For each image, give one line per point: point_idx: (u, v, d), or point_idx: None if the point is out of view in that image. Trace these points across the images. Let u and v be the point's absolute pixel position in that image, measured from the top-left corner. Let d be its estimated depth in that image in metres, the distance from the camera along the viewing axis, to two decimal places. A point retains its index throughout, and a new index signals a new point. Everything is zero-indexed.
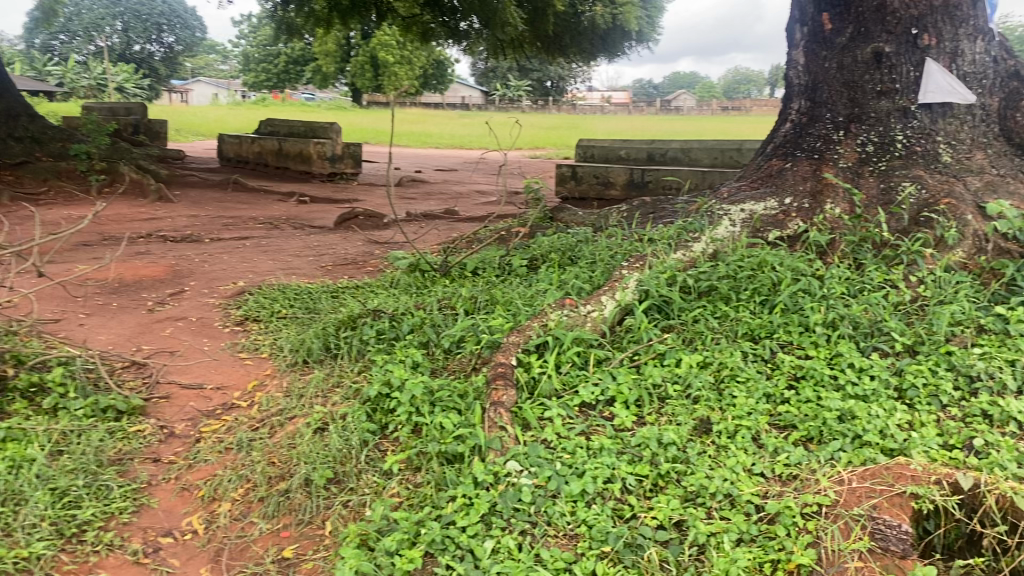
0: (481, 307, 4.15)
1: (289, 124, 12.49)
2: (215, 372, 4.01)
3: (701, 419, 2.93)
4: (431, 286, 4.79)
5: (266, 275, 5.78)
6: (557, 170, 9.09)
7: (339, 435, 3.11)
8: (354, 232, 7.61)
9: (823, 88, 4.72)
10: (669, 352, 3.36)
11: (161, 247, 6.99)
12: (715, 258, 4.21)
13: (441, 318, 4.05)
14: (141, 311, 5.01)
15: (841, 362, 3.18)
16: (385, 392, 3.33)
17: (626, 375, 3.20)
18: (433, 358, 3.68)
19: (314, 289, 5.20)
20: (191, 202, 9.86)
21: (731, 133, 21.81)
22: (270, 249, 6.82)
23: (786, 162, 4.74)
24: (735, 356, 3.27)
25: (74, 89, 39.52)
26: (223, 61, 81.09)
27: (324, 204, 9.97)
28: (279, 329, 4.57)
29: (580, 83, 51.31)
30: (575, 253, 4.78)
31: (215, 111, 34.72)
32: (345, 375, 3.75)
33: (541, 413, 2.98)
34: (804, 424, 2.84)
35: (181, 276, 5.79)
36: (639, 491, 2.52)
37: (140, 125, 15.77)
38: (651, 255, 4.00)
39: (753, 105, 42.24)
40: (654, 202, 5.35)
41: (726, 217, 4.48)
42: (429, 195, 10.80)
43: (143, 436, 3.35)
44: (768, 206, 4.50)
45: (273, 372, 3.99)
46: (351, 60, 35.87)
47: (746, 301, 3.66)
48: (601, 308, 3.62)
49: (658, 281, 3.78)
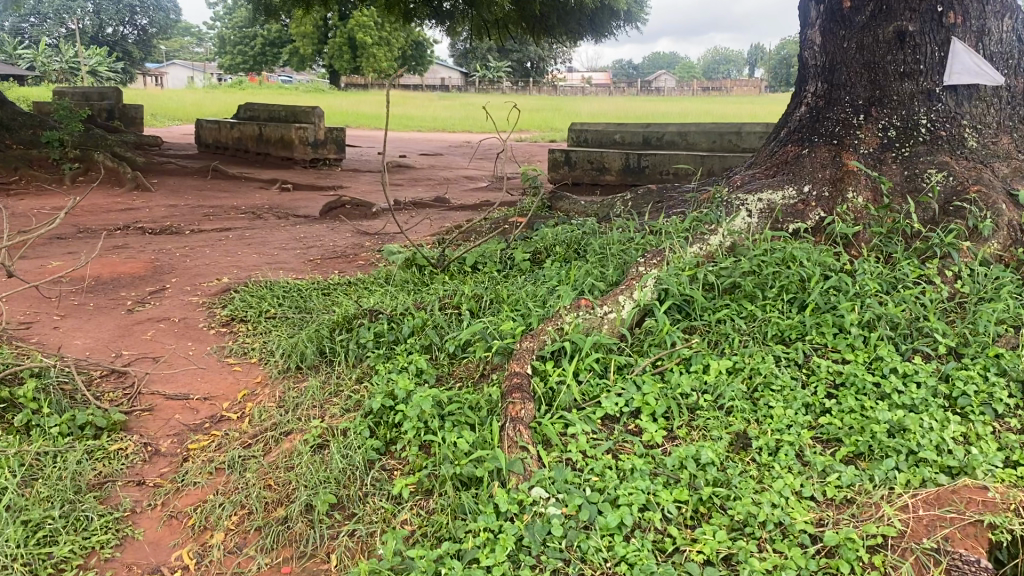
0: (487, 307, 3.90)
1: (269, 108, 12.12)
2: (203, 381, 3.73)
3: (738, 433, 2.70)
4: (430, 283, 4.54)
5: (252, 271, 5.50)
6: (549, 155, 8.84)
7: (341, 455, 2.84)
8: (341, 222, 7.33)
9: (841, 69, 4.46)
10: (695, 357, 3.12)
11: (139, 240, 6.68)
12: (733, 253, 3.97)
13: (444, 319, 3.80)
14: (120, 312, 4.71)
15: (883, 367, 2.95)
16: (389, 404, 3.07)
17: (651, 383, 2.95)
18: (438, 364, 3.43)
19: (304, 286, 4.92)
20: (169, 191, 9.51)
21: (715, 115, 21.74)
22: (255, 241, 6.53)
23: (803, 149, 4.49)
24: (767, 363, 3.03)
25: (46, 73, 38.79)
26: (198, 44, 80.11)
27: (308, 191, 9.68)
28: (269, 331, 4.28)
29: (559, 63, 51.05)
30: (581, 247, 4.55)
31: (190, 95, 34.12)
32: (343, 383, 3.49)
33: (563, 429, 2.73)
34: (851, 438, 2.61)
35: (161, 272, 5.49)
36: (679, 519, 2.29)
37: (113, 110, 15.31)
38: (668, 249, 3.75)
39: (734, 86, 42.20)
40: (660, 190, 5.12)
41: (743, 207, 4.24)
42: (416, 181, 10.51)
43: (126, 456, 3.07)
44: (787, 196, 4.25)
45: (264, 380, 3.73)
46: (329, 42, 35.33)
47: (772, 300, 3.42)
48: (619, 310, 3.38)
49: (678, 278, 3.54)
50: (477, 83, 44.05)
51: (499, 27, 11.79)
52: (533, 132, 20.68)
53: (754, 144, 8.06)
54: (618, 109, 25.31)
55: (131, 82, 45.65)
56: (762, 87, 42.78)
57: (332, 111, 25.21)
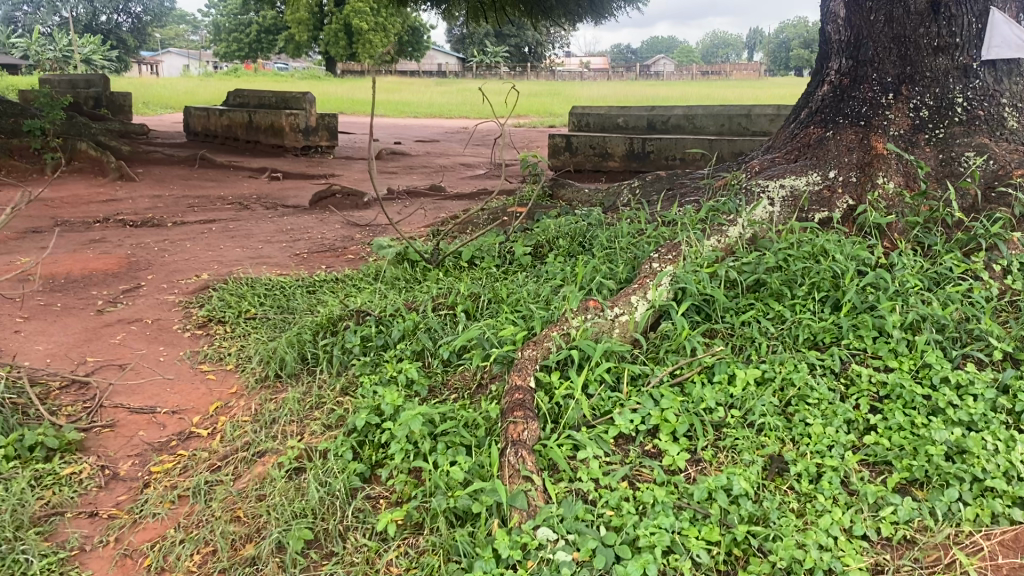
0: (484, 309, 3.56)
1: (258, 95, 11.72)
2: (173, 391, 3.38)
3: (772, 456, 2.37)
4: (423, 280, 4.21)
5: (233, 266, 5.15)
6: (549, 140, 8.48)
7: (319, 483, 2.50)
8: (332, 213, 6.98)
9: (867, 44, 4.10)
10: (718, 366, 2.78)
11: (117, 233, 6.33)
12: (754, 245, 3.62)
13: (437, 322, 3.47)
14: (89, 313, 4.36)
15: (932, 377, 2.61)
16: (375, 421, 2.73)
17: (671, 396, 2.62)
18: (430, 373, 3.10)
19: (287, 283, 4.58)
20: (155, 180, 9.15)
21: (715, 99, 21.40)
22: (240, 234, 6.18)
23: (827, 131, 4.13)
24: (802, 372, 2.68)
25: (40, 61, 38.34)
26: (194, 32, 79.55)
27: (298, 180, 9.33)
28: (248, 334, 3.93)
29: (557, 48, 50.54)
30: (586, 239, 4.21)
31: (185, 83, 33.66)
32: (326, 394, 3.15)
33: (572, 453, 2.39)
34: (904, 462, 2.27)
35: (137, 268, 5.15)
36: (712, 565, 1.96)
37: (101, 98, 14.92)
38: (684, 243, 3.39)
39: (733, 71, 41.69)
40: (670, 176, 4.78)
41: (763, 195, 3.89)
42: (411, 169, 10.16)
43: (79, 482, 2.73)
44: (811, 181, 3.90)
45: (240, 390, 3.38)
46: (324, 28, 34.80)
47: (802, 299, 3.08)
48: (632, 312, 3.03)
49: (696, 276, 3.19)
50: (474, 70, 43.65)
51: (496, 9, 11.37)
52: (530, 117, 20.29)
53: (765, 128, 7.70)
54: (617, 95, 24.88)
55: (126, 70, 45.09)
56: (761, 71, 42.29)
57: (328, 98, 24.80)
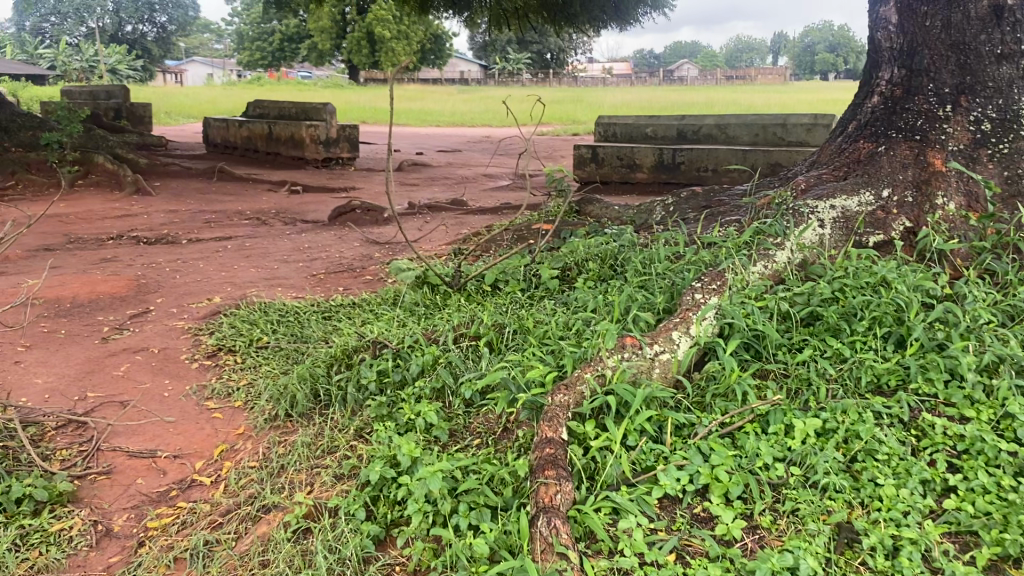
0: (510, 340, 3.29)
1: (278, 105, 11.54)
2: (176, 432, 3.14)
3: (840, 524, 2.09)
4: (444, 305, 3.97)
5: (247, 288, 4.93)
6: (574, 151, 8.20)
7: (328, 548, 2.24)
8: (351, 229, 6.74)
9: (922, 52, 3.80)
10: (773, 415, 2.50)
11: (130, 252, 6.13)
12: (804, 272, 3.35)
13: (459, 356, 3.22)
14: (93, 341, 4.14)
15: (1016, 429, 2.30)
16: (391, 475, 2.47)
17: (722, 451, 2.35)
18: (451, 416, 2.86)
19: (301, 308, 4.34)
20: (172, 195, 8.97)
21: (741, 107, 21.08)
22: (255, 252, 5.96)
23: (878, 146, 3.83)
24: (868, 423, 2.40)
25: (67, 72, 38.64)
26: (218, 41, 80.10)
27: (318, 193, 9.13)
28: (258, 366, 3.69)
29: (580, 53, 50.25)
30: (617, 261, 3.94)
31: (210, 93, 33.69)
32: (339, 439, 2.91)
33: (612, 521, 2.12)
34: (994, 534, 1.98)
35: (147, 290, 4.94)
36: None
37: (121, 109, 14.78)
38: (728, 271, 3.11)
39: (758, 75, 41.25)
40: (706, 193, 4.55)
41: (812, 216, 3.58)
42: (432, 181, 9.93)
43: (68, 540, 2.49)
44: (864, 202, 3.60)
45: (247, 430, 3.14)
46: (347, 36, 34.80)
47: (862, 335, 2.79)
48: (674, 350, 2.74)
49: (744, 309, 2.91)
50: (496, 76, 43.49)
51: (519, 16, 11.13)
52: (553, 124, 20.03)
53: (802, 137, 7.45)
54: (641, 101, 24.55)
55: (151, 79, 45.29)
56: (786, 77, 41.83)
57: (350, 107, 24.69)
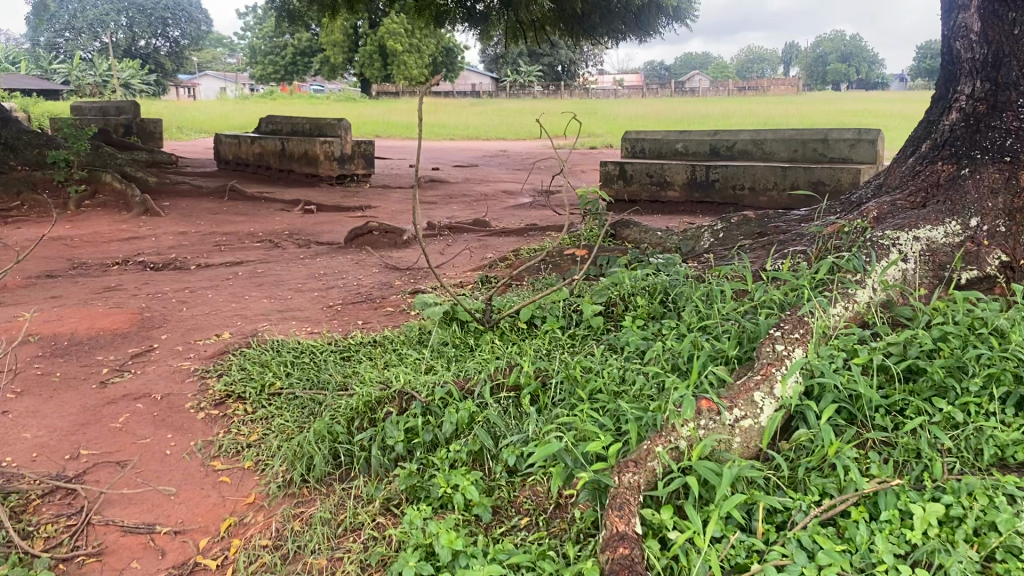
0: (556, 394, 2.89)
1: (290, 120, 11.20)
2: (177, 502, 2.74)
3: None
4: (476, 346, 3.58)
5: (258, 321, 4.56)
6: (600, 168, 7.91)
7: None
8: (368, 253, 6.36)
9: (1009, 63, 3.44)
10: (884, 497, 2.09)
11: (135, 279, 5.77)
12: (890, 314, 2.94)
13: (498, 413, 2.82)
14: (90, 386, 3.76)
15: None
16: (428, 571, 2.07)
17: (830, 547, 1.93)
18: (495, 490, 2.47)
19: (317, 346, 3.96)
20: (182, 215, 8.63)
21: (760, 118, 20.63)
22: (267, 279, 5.60)
23: (961, 168, 3.43)
24: (1005, 511, 1.97)
25: (80, 86, 38.53)
26: (229, 56, 80.31)
27: (332, 212, 8.79)
28: (271, 418, 3.31)
29: (590, 65, 49.99)
30: (669, 296, 3.55)
31: (220, 107, 33.42)
32: (363, 515, 2.51)
33: None
34: None
35: (150, 325, 4.56)
36: None
37: (131, 125, 14.48)
38: (809, 316, 2.71)
39: (771, 85, 40.81)
40: (759, 216, 4.23)
41: (894, 248, 3.16)
42: (451, 198, 9.56)
43: None
44: (950, 232, 3.21)
45: (257, 499, 2.75)
46: (359, 49, 34.63)
47: (976, 396, 2.37)
48: (757, 416, 2.35)
49: (835, 364, 2.51)
50: (507, 89, 43.26)
51: (536, 29, 10.80)
52: (567, 136, 19.70)
53: (844, 154, 7.01)
54: (656, 113, 24.19)
55: (164, 94, 45.23)
56: (799, 87, 41.32)
57: (362, 120, 24.45)
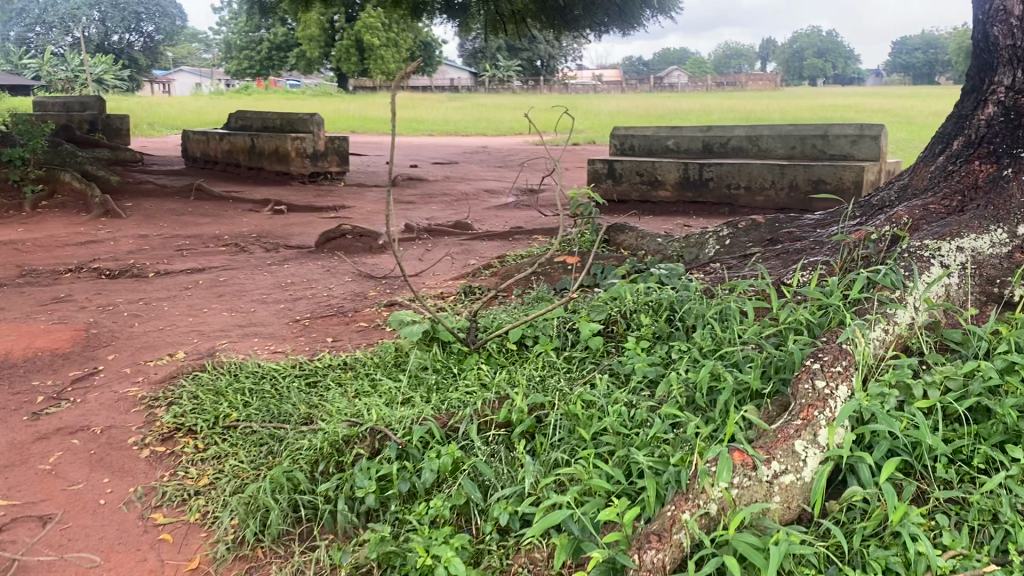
0: (554, 432, 2.48)
1: (261, 115, 10.70)
2: (105, 570, 2.30)
3: None
4: (459, 372, 3.17)
5: (217, 338, 4.12)
6: (589, 167, 7.44)
7: None
8: (341, 259, 5.91)
9: None
10: None
11: (86, 289, 5.29)
12: (938, 338, 2.56)
13: (485, 459, 2.41)
14: (20, 419, 3.30)
15: None
16: None
17: None
18: (484, 557, 2.06)
19: (280, 369, 3.53)
20: (145, 217, 8.13)
21: (745, 114, 20.30)
22: (230, 289, 5.15)
23: (1003, 169, 3.04)
24: None
25: (50, 81, 37.64)
26: (203, 51, 79.21)
27: (304, 213, 8.34)
28: (223, 458, 2.88)
29: (569, 60, 49.59)
30: (677, 313, 3.14)
31: (192, 103, 32.66)
32: None
33: None
34: None
35: (96, 344, 4.11)
36: None
37: (96, 121, 13.90)
38: (850, 343, 2.32)
39: (751, 81, 40.63)
40: (769, 221, 3.86)
41: (935, 261, 2.78)
42: (430, 198, 9.12)
43: None
44: (995, 241, 2.84)
45: (201, 565, 2.31)
46: (336, 44, 34.00)
47: None
48: (799, 470, 1.98)
49: (886, 403, 2.12)
50: (486, 84, 42.78)
51: (516, 21, 10.34)
52: (550, 131, 19.27)
53: (845, 150, 6.65)
54: (638, 108, 23.81)
55: (137, 90, 44.35)
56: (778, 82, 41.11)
57: (338, 116, 23.88)
